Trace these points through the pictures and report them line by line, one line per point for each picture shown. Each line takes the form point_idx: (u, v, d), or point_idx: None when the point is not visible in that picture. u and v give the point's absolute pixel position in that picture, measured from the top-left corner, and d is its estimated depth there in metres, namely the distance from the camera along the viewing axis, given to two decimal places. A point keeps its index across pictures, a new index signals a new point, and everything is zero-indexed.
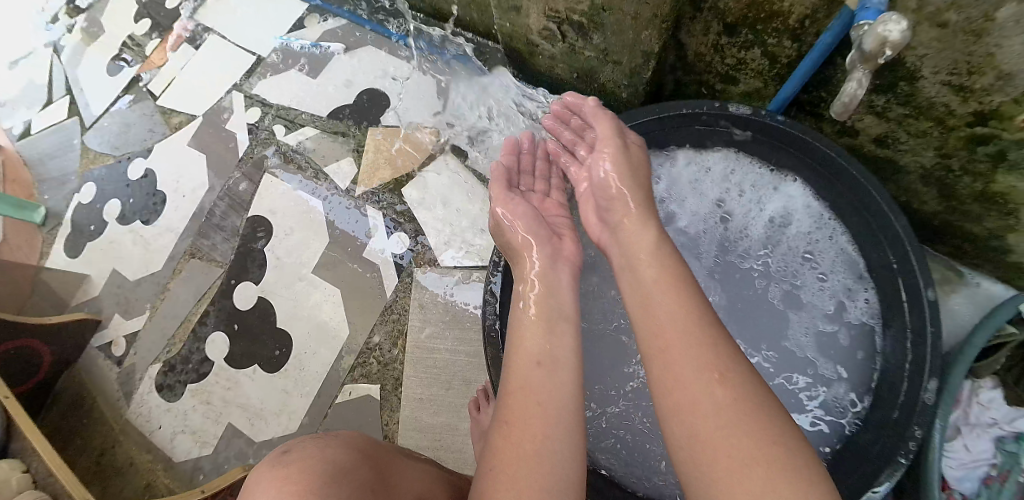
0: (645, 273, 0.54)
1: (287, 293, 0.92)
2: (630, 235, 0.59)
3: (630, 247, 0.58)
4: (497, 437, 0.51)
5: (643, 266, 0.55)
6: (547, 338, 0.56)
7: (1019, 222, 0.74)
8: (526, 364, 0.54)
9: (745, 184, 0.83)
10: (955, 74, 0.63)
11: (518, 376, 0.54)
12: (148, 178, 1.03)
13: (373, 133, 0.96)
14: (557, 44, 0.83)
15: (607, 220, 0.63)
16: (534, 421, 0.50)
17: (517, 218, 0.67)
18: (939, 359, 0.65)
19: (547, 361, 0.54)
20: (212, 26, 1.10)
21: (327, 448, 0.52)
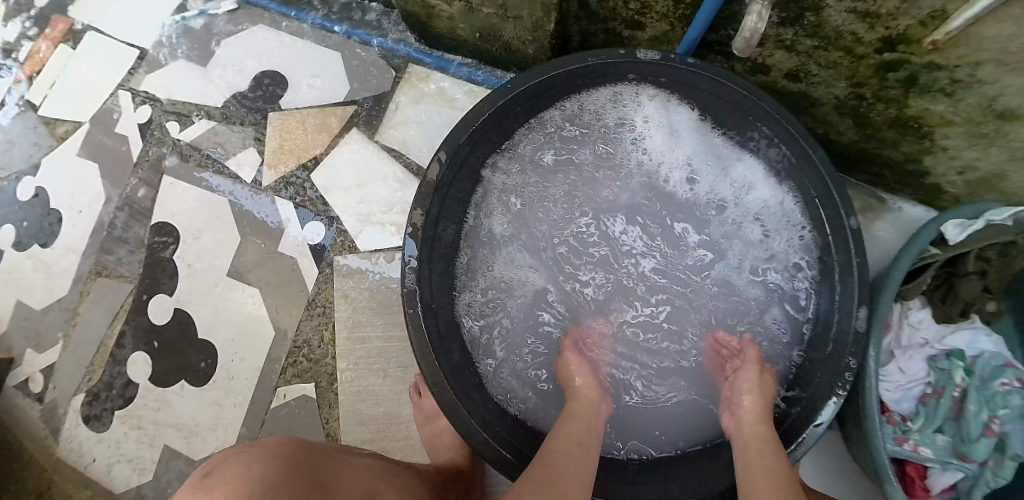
0: (757, 441, 0.60)
1: (204, 300, 0.87)
2: (749, 403, 0.64)
3: (748, 421, 0.62)
4: (536, 468, 0.56)
5: (755, 447, 0.59)
6: (589, 435, 0.62)
7: (933, 144, 0.74)
8: (567, 446, 0.59)
9: (660, 128, 0.79)
10: (860, 0, 0.59)
11: (558, 452, 0.58)
12: (40, 198, 0.94)
13: (274, 118, 0.89)
14: (453, 4, 0.77)
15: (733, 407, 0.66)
16: (562, 479, 0.55)
17: (579, 375, 0.70)
18: (866, 285, 0.65)
19: (580, 446, 0.59)
20: (89, 23, 1.00)
21: (255, 463, 0.46)
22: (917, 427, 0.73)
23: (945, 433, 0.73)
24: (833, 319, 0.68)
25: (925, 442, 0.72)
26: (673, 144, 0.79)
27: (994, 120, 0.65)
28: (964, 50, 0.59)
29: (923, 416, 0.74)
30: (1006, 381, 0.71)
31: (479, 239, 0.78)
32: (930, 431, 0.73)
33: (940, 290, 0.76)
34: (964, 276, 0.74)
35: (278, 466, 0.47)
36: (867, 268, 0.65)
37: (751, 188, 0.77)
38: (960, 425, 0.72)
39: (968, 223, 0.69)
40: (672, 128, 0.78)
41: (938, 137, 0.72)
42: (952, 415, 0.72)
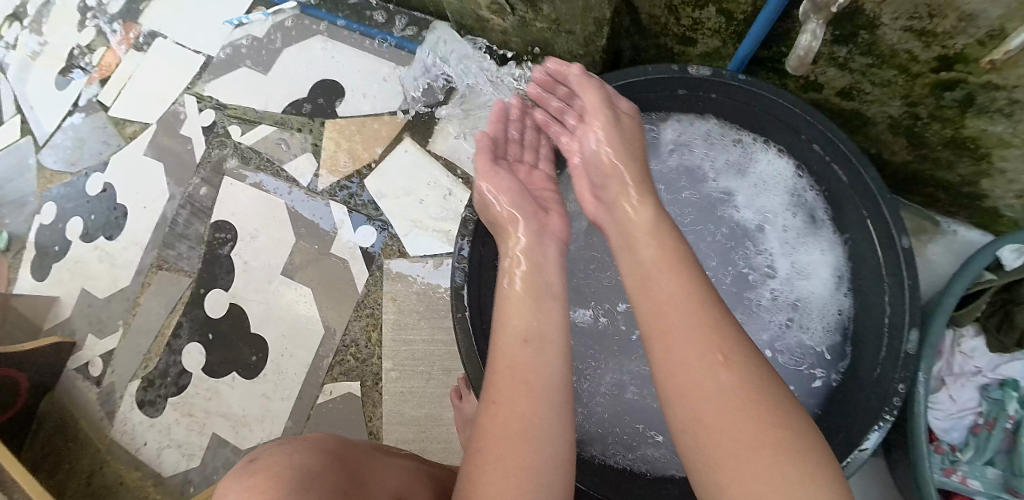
0: (648, 281, 0.50)
1: (258, 297, 0.90)
2: (626, 210, 0.57)
3: (633, 225, 0.56)
4: (485, 404, 0.48)
5: (658, 251, 0.52)
6: (540, 322, 0.53)
7: (991, 166, 0.73)
8: (512, 348, 0.51)
9: (734, 156, 0.82)
10: (915, 18, 0.60)
11: (505, 360, 0.50)
12: (107, 192, 0.99)
13: (330, 125, 0.93)
14: (507, 18, 0.80)
15: (602, 198, 0.61)
16: (522, 396, 0.47)
17: (499, 191, 0.63)
18: (917, 307, 0.64)
19: (528, 347, 0.51)
20: (158, 29, 1.05)
21: (296, 454, 0.46)
22: (967, 458, 0.73)
23: (997, 467, 0.72)
24: (884, 339, 0.67)
25: (974, 474, 0.72)
26: (742, 173, 0.82)
27: None
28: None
29: (973, 446, 0.73)
30: None
31: None
32: (981, 464, 0.72)
33: (996, 316, 0.75)
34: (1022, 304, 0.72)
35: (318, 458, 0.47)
36: (920, 292, 0.64)
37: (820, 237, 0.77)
38: (1013, 460, 0.71)
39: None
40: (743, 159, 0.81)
41: (995, 159, 0.71)
42: (1004, 448, 0.72)
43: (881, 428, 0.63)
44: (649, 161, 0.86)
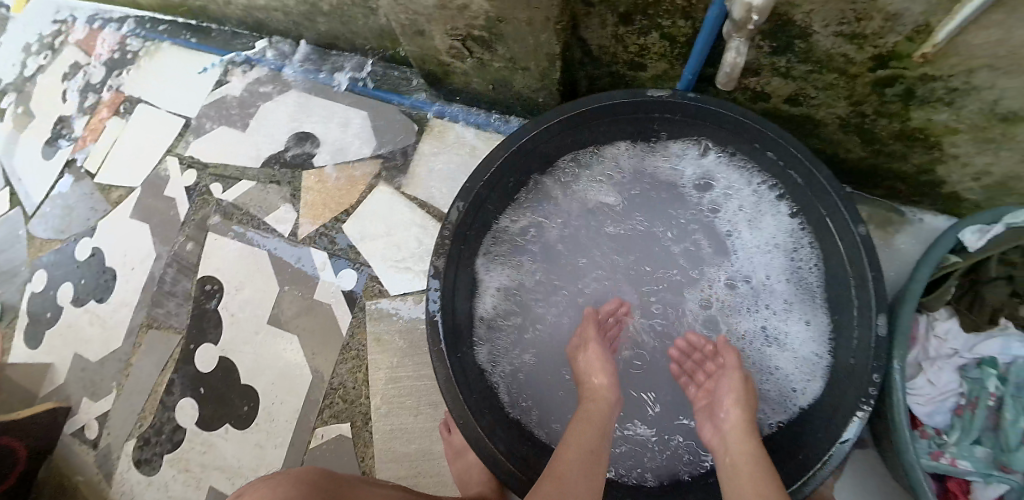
0: (732, 459, 0.62)
1: (247, 348, 0.92)
2: (732, 417, 0.67)
3: (734, 446, 0.64)
4: (547, 480, 0.58)
5: (743, 460, 0.62)
6: (598, 442, 0.63)
7: (944, 153, 0.77)
8: (576, 454, 0.60)
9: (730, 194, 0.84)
10: (845, 24, 0.63)
11: (569, 459, 0.59)
12: (96, 256, 1.02)
13: (308, 175, 0.96)
14: (466, 61, 0.83)
15: (717, 424, 0.68)
16: (575, 484, 0.57)
17: (598, 373, 0.71)
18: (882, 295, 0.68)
19: (591, 456, 0.60)
20: (139, 96, 1.09)
21: (281, 486, 0.49)
22: (954, 439, 0.77)
23: (983, 444, 0.77)
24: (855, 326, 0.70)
25: (962, 455, 0.76)
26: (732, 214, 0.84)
27: (998, 124, 0.69)
28: (955, 59, 0.62)
29: (959, 427, 0.77)
30: None
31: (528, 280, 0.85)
32: (969, 442, 0.76)
33: (965, 300, 0.79)
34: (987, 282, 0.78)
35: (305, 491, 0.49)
36: (882, 285, 0.68)
37: (813, 282, 0.78)
38: (997, 435, 0.76)
39: (986, 229, 0.75)
40: (735, 200, 0.83)
41: (947, 145, 0.75)
42: (990, 425, 0.77)
43: (861, 415, 0.65)
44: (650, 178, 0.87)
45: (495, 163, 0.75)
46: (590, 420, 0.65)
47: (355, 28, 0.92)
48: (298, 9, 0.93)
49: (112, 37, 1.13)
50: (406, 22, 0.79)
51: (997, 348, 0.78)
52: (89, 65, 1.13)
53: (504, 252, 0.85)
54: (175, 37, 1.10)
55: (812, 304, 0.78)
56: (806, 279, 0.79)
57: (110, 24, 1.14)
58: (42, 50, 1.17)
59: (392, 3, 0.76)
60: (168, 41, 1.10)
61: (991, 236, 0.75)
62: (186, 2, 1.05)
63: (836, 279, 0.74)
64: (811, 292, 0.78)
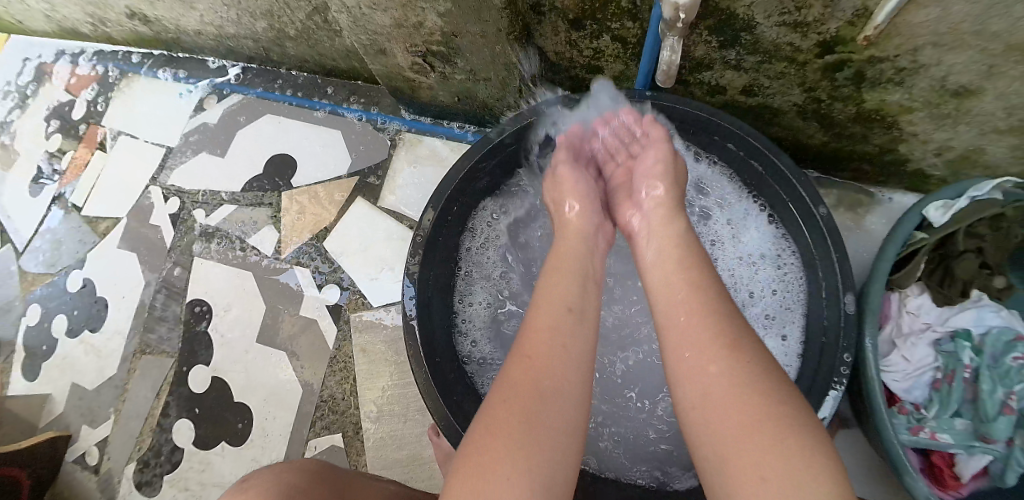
0: (663, 261, 0.56)
1: (237, 367, 0.94)
2: (664, 220, 0.61)
3: (658, 231, 0.59)
4: (516, 356, 0.51)
5: (670, 264, 0.55)
6: (580, 294, 0.56)
7: (903, 132, 0.78)
8: (551, 312, 0.54)
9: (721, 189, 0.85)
10: (786, 13, 0.65)
11: (542, 320, 0.53)
12: (87, 287, 1.04)
13: (287, 195, 0.99)
14: (430, 75, 0.86)
15: (643, 207, 0.64)
16: (551, 359, 0.50)
17: (571, 191, 0.70)
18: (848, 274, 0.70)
19: (569, 312, 0.54)
20: (120, 128, 1.12)
21: (283, 473, 0.55)
22: (933, 413, 0.78)
23: (963, 416, 0.78)
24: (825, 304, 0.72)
25: (943, 428, 0.77)
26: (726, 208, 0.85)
27: (951, 100, 0.71)
28: (899, 39, 0.64)
29: (938, 401, 0.78)
30: (1018, 355, 0.76)
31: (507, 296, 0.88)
32: (948, 415, 0.77)
33: (937, 273, 0.80)
34: (957, 256, 0.79)
35: (303, 477, 0.55)
36: (848, 266, 0.69)
37: (789, 286, 0.80)
38: (976, 407, 0.77)
39: (949, 204, 0.75)
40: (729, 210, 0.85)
41: (904, 124, 0.77)
42: (968, 398, 0.78)
43: (836, 390, 0.68)
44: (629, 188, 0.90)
45: (467, 164, 0.76)
46: (562, 258, 0.61)
47: (323, 50, 0.96)
48: (268, 34, 0.98)
49: (92, 73, 1.17)
50: (367, 42, 0.83)
51: (970, 320, 0.79)
52: (70, 101, 1.17)
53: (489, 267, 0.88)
54: (154, 69, 1.14)
55: (789, 308, 0.79)
56: (782, 283, 0.80)
57: (89, 61, 1.18)
58: (21, 89, 1.20)
59: (352, 24, 0.80)
60: (147, 73, 1.14)
61: (954, 211, 0.75)
62: (161, 35, 1.09)
63: (808, 267, 0.75)
64: (789, 295, 0.80)
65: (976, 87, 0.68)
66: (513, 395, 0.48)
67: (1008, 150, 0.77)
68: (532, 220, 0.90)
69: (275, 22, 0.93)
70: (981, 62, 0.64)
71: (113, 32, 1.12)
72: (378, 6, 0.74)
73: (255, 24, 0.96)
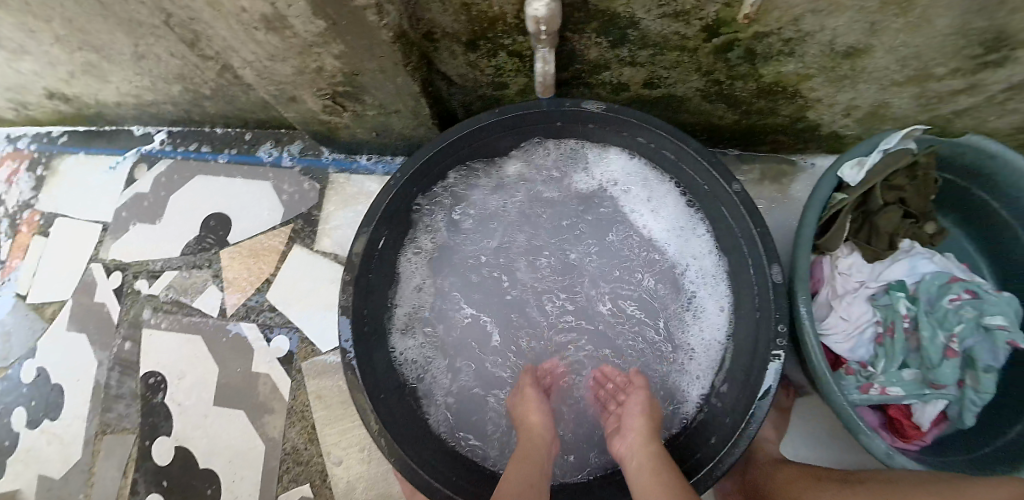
0: (639, 475, 0.63)
1: (200, 433, 0.93)
2: (642, 446, 0.66)
3: (638, 451, 0.66)
4: None
5: (647, 471, 0.63)
6: (539, 475, 0.66)
7: (808, 99, 0.80)
8: (519, 487, 0.62)
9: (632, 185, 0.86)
10: (664, 5, 0.65)
11: (510, 489, 0.62)
12: (41, 375, 1.03)
13: (226, 253, 0.99)
14: (344, 115, 0.87)
15: (624, 432, 0.70)
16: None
17: (532, 413, 0.74)
18: (769, 244, 0.71)
19: (532, 488, 0.63)
20: (55, 211, 1.12)
21: None
22: (881, 369, 0.78)
23: (910, 367, 0.78)
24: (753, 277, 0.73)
25: (892, 381, 0.77)
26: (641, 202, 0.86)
27: (844, 61, 0.72)
28: (776, 13, 0.65)
29: (883, 356, 0.78)
30: (953, 296, 0.76)
31: (443, 312, 0.87)
32: (895, 368, 0.77)
33: (863, 231, 0.81)
34: (878, 211, 0.80)
35: None
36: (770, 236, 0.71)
37: (714, 267, 0.80)
38: (920, 355, 0.77)
39: (862, 163, 0.77)
40: (647, 194, 0.85)
41: (807, 91, 0.78)
42: (913, 348, 0.78)
43: (777, 361, 0.68)
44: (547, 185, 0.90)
45: (388, 196, 0.78)
46: (525, 452, 0.68)
47: (241, 104, 0.97)
48: (185, 97, 0.98)
49: (21, 159, 1.16)
50: (277, 92, 0.84)
51: (903, 271, 0.81)
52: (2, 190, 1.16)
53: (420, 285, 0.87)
54: (82, 147, 1.14)
55: (718, 289, 0.80)
56: (706, 264, 0.81)
57: (17, 148, 1.17)
58: None
59: (258, 78, 0.81)
60: (76, 152, 1.14)
61: (867, 168, 0.77)
62: (83, 112, 1.09)
63: (729, 242, 0.77)
64: (716, 276, 0.80)
65: (864, 46, 0.69)
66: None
67: (912, 99, 0.78)
68: (462, 231, 0.90)
69: (188, 84, 0.94)
70: (862, 21, 0.65)
71: (34, 115, 1.12)
72: (275, 57, 0.75)
73: (170, 89, 0.96)
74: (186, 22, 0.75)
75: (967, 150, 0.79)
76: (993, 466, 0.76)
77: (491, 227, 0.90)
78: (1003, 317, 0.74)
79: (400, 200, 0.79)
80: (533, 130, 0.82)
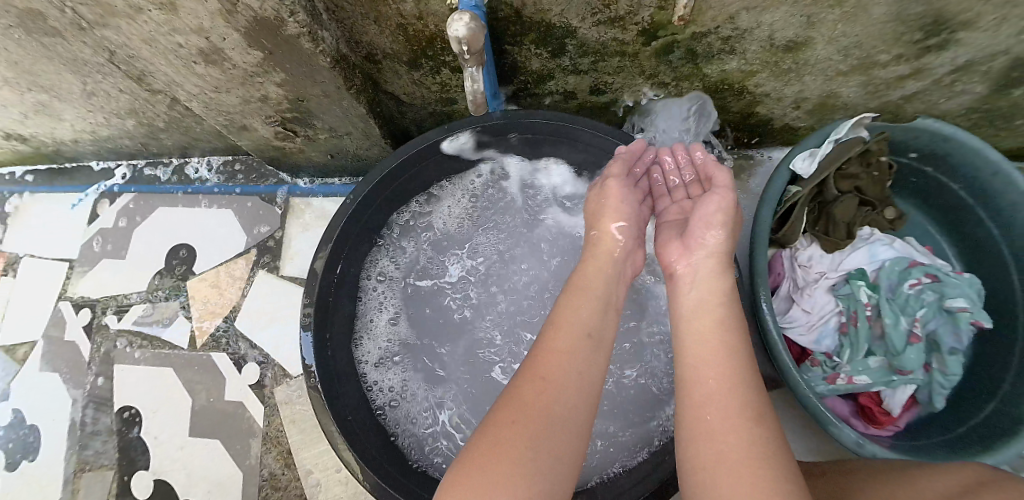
0: (697, 311, 0.57)
1: (177, 465, 0.93)
2: (705, 250, 0.62)
3: (701, 267, 0.60)
4: (537, 354, 0.54)
5: (703, 287, 0.59)
6: (600, 317, 0.58)
7: (756, 95, 0.80)
8: (574, 335, 0.55)
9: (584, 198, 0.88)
10: (598, 12, 0.65)
11: (565, 340, 0.54)
12: (16, 418, 1.02)
13: (193, 283, 0.98)
14: (296, 140, 0.87)
15: (688, 243, 0.63)
16: (565, 358, 0.53)
17: (614, 212, 0.69)
18: None
19: (590, 327, 0.56)
20: (21, 250, 1.11)
21: None
22: (846, 358, 0.78)
23: (876, 354, 0.78)
24: None
25: (859, 370, 0.77)
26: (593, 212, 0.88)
27: (786, 55, 0.72)
28: (711, 12, 0.65)
29: (849, 345, 0.78)
30: (913, 282, 0.77)
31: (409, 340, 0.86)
32: (861, 357, 0.77)
33: (820, 221, 0.81)
34: (834, 200, 0.80)
35: None
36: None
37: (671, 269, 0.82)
38: (885, 342, 0.77)
39: (814, 152, 0.77)
40: None
41: (754, 87, 0.78)
42: (877, 335, 0.78)
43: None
44: (504, 204, 0.91)
45: (346, 213, 0.77)
46: (594, 265, 0.64)
47: (196, 134, 0.96)
48: (140, 130, 0.98)
49: None
50: (226, 122, 0.84)
51: (863, 258, 0.81)
52: None
53: (382, 316, 0.86)
54: (45, 184, 1.13)
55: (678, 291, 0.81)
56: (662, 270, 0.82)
57: None
58: None
59: (206, 109, 0.81)
60: (38, 190, 1.13)
61: (819, 157, 0.77)
62: (41, 151, 1.08)
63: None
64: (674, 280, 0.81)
65: (804, 39, 0.69)
66: (522, 417, 0.49)
67: (860, 87, 0.78)
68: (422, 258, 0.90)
69: (141, 119, 0.94)
70: (797, 15, 0.65)
71: None
72: (219, 87, 0.75)
73: (124, 124, 0.96)
74: (126, 58, 0.74)
75: (922, 133, 0.79)
76: (970, 446, 0.76)
77: (451, 250, 0.90)
78: (964, 299, 0.75)
79: (353, 224, 0.79)
80: (488, 146, 0.83)
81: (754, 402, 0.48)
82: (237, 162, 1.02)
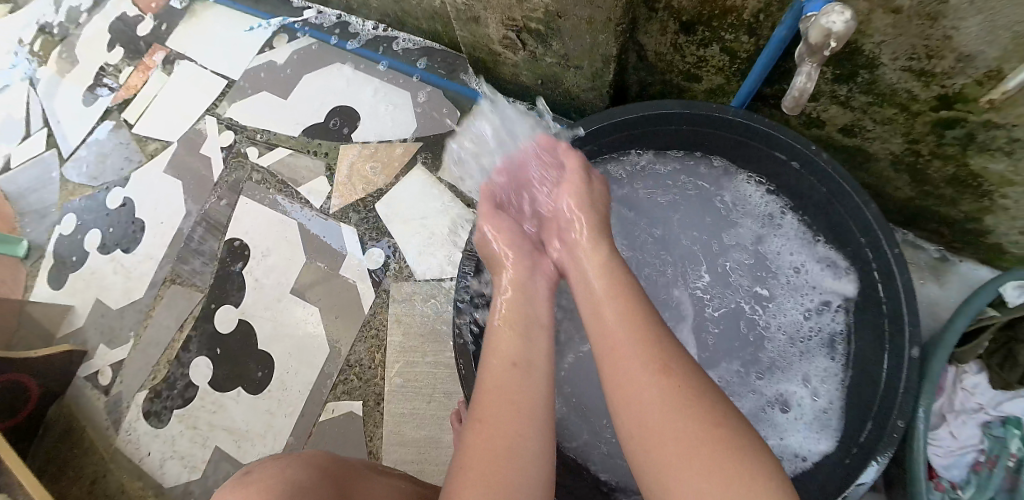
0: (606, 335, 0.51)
1: (267, 314, 0.92)
2: (586, 253, 0.59)
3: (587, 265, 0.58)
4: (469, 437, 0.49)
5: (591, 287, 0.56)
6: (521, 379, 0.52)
7: (995, 203, 0.75)
8: (499, 381, 0.52)
9: (791, 243, 0.81)
10: (915, 59, 0.62)
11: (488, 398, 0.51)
12: (126, 207, 1.02)
13: (346, 149, 0.97)
14: (518, 53, 0.84)
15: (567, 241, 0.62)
16: (498, 441, 0.47)
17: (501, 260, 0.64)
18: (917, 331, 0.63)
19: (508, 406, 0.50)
20: (184, 52, 1.10)
21: (290, 467, 0.48)
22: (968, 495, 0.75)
23: None
24: (887, 355, 0.67)
25: None
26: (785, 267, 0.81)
27: None
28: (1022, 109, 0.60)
29: (974, 484, 0.75)
30: None
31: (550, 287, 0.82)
32: None
33: (998, 355, 0.76)
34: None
35: (310, 473, 0.48)
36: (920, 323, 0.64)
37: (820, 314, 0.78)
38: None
39: None
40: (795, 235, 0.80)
41: (999, 196, 0.74)
42: (1005, 487, 0.74)
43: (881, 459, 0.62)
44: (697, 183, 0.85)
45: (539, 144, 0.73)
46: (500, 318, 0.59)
47: (407, 7, 0.93)
48: None
49: None
50: (462, 7, 0.78)
51: None
52: (139, 17, 1.14)
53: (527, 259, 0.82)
54: None
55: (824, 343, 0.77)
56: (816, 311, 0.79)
57: None
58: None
59: None
60: (219, 1, 1.11)
61: None
62: None
63: (873, 323, 0.70)
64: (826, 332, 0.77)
65: None
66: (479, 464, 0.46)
67: None
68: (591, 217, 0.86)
69: None
70: None
71: None
72: None
73: None
74: None
75: None
76: None
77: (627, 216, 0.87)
78: None
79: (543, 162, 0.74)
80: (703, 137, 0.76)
81: (709, 396, 0.44)
82: (420, 43, 1.00)
